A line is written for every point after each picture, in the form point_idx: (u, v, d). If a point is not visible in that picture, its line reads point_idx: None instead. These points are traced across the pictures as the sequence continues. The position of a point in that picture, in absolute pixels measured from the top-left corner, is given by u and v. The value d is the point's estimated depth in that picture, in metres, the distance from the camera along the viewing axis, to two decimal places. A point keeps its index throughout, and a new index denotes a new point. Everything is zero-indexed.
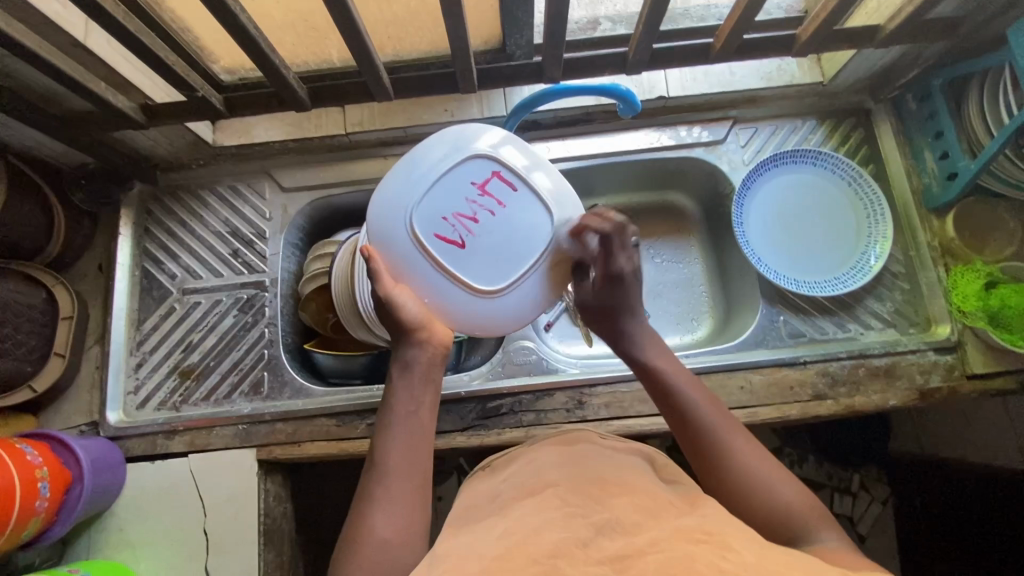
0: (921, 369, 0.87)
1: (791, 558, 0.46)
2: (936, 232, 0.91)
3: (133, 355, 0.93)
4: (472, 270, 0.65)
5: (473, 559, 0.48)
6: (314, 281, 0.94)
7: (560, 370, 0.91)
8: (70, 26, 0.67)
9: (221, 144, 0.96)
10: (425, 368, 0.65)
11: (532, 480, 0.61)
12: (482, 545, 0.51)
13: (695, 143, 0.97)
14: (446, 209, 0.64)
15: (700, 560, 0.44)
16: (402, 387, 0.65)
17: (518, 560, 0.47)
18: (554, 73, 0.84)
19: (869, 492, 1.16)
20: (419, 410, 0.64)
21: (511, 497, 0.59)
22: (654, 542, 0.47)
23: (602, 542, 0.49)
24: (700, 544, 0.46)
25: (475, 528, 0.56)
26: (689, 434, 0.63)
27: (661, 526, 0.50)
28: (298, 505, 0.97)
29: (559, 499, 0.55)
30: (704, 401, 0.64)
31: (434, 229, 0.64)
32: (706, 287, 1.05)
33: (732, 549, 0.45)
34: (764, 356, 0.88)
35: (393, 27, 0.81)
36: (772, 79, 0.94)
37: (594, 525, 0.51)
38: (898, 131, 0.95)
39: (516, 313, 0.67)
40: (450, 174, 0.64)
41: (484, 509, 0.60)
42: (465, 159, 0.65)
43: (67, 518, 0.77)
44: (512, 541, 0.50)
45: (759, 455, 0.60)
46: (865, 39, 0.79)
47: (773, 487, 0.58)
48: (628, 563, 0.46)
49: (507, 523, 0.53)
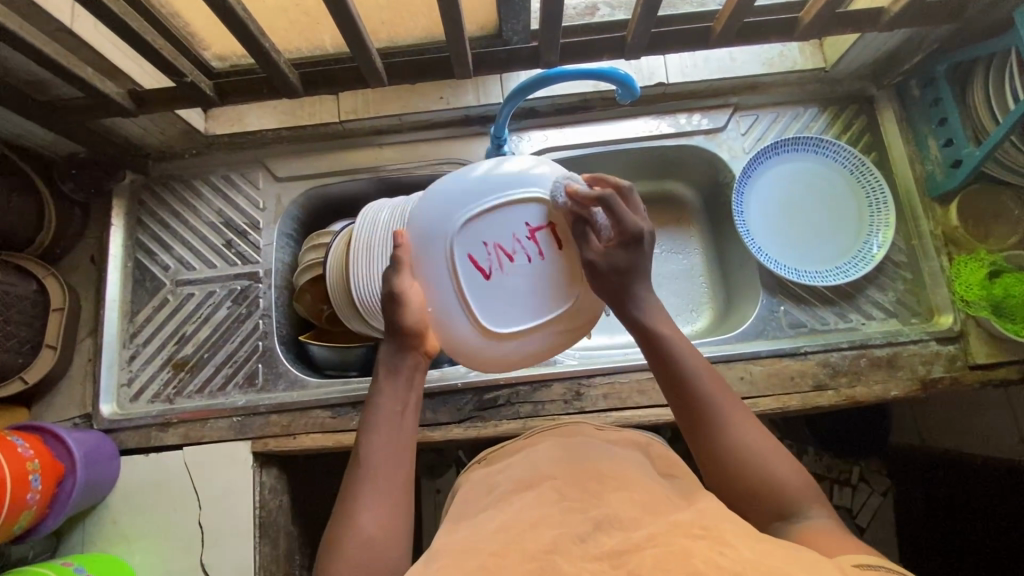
0: (922, 359, 0.85)
1: (789, 548, 0.44)
2: (940, 220, 0.89)
3: (126, 347, 0.92)
4: (488, 302, 0.64)
5: (467, 555, 0.47)
6: (311, 270, 0.93)
7: (558, 361, 0.90)
8: (54, 10, 0.65)
9: (214, 133, 0.94)
10: (409, 372, 0.65)
11: (529, 475, 0.60)
12: (478, 541, 0.50)
13: (695, 130, 0.95)
14: (490, 237, 0.63)
15: (696, 554, 0.42)
16: (387, 389, 0.64)
17: (512, 555, 0.46)
18: (551, 58, 0.82)
19: (869, 484, 1.17)
20: (404, 411, 0.63)
21: (507, 491, 0.58)
22: (649, 537, 0.46)
23: (599, 537, 0.47)
24: (697, 538, 0.44)
25: (470, 523, 0.55)
26: (685, 401, 0.60)
27: (657, 521, 0.48)
28: (295, 498, 0.97)
29: (557, 492, 0.54)
30: (704, 369, 0.61)
31: (469, 252, 0.63)
32: (706, 277, 1.04)
33: (728, 544, 0.43)
34: (764, 347, 0.87)
35: (386, 11, 0.79)
36: (773, 65, 0.93)
37: (592, 520, 0.49)
38: (902, 117, 0.93)
39: (506, 356, 0.67)
40: (512, 209, 0.63)
41: (483, 502, 0.59)
42: (524, 201, 0.64)
43: (60, 511, 0.76)
44: (508, 538, 0.49)
45: (755, 430, 0.58)
46: (870, 23, 0.78)
47: (766, 466, 0.56)
48: (625, 559, 0.43)
49: (500, 520, 0.53)
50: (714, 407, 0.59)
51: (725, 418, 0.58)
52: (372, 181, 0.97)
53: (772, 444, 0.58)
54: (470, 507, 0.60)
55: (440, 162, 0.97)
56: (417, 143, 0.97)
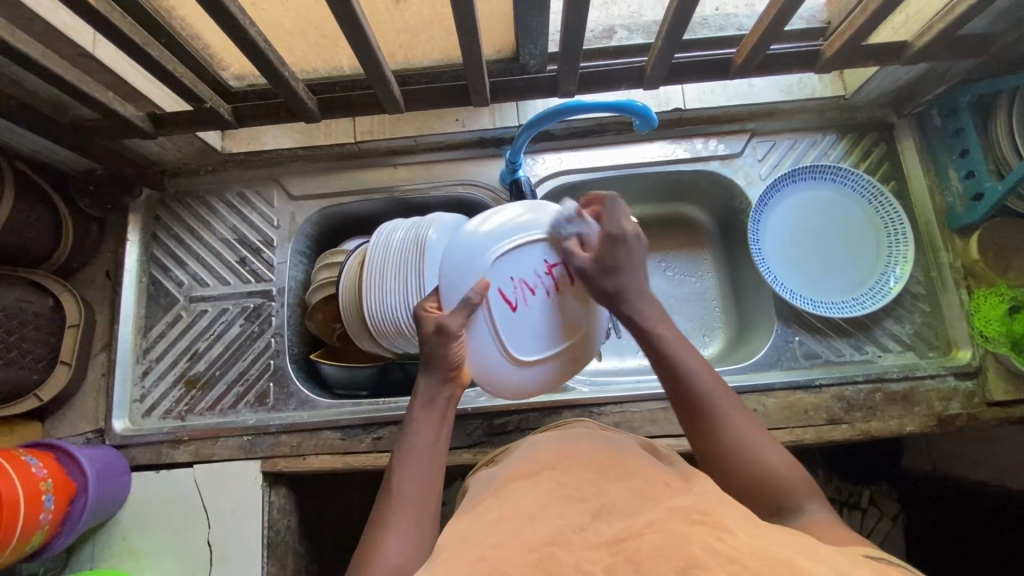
0: (939, 395, 0.84)
1: (785, 537, 0.44)
2: (959, 252, 0.88)
3: (140, 363, 0.93)
4: (514, 334, 0.67)
5: (472, 544, 0.47)
6: (323, 289, 0.93)
7: (571, 388, 0.89)
8: (79, 37, 0.66)
9: (230, 151, 0.95)
10: (446, 406, 0.68)
11: (526, 462, 0.61)
12: (481, 530, 0.49)
13: (711, 156, 0.95)
14: (516, 272, 0.66)
15: (695, 540, 0.42)
16: (424, 418, 0.67)
17: (512, 546, 0.45)
18: (569, 87, 0.82)
19: (880, 508, 1.13)
20: (437, 441, 0.66)
21: (503, 478, 0.59)
22: (648, 523, 0.46)
23: (598, 526, 0.48)
24: (695, 523, 0.44)
25: (473, 510, 0.55)
26: (687, 398, 0.62)
27: (656, 509, 0.49)
28: (303, 517, 0.96)
29: (555, 481, 0.55)
30: (703, 370, 0.63)
31: (500, 285, 0.66)
32: (718, 303, 1.03)
33: (727, 529, 0.43)
34: (777, 378, 0.86)
35: (404, 34, 0.79)
36: (792, 92, 0.92)
37: (591, 509, 0.50)
38: (921, 147, 0.92)
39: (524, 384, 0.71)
40: (530, 245, 0.67)
41: (481, 493, 0.60)
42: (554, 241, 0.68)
43: (72, 529, 0.77)
44: (506, 529, 0.48)
45: (745, 425, 0.60)
46: (892, 55, 0.77)
47: (761, 455, 0.58)
48: (623, 545, 0.44)
49: (504, 507, 0.52)
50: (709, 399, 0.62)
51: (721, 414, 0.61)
52: (386, 200, 0.97)
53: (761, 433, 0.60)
54: (475, 501, 0.59)
55: (454, 183, 0.96)
56: (432, 163, 0.97)
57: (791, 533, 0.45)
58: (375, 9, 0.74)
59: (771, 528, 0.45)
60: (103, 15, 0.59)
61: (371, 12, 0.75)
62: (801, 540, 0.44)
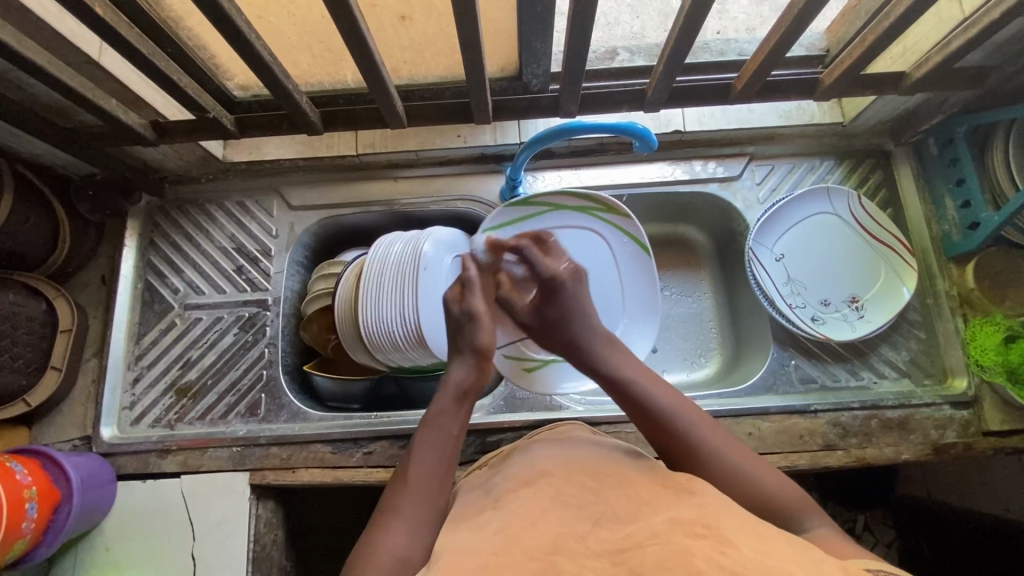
0: (935, 424, 0.84)
1: (785, 550, 0.45)
2: (956, 280, 0.89)
3: (131, 370, 0.92)
4: None
5: (470, 553, 0.47)
6: (320, 300, 0.92)
7: (562, 408, 0.89)
8: (85, 44, 0.67)
9: (232, 160, 0.96)
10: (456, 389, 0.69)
11: (525, 469, 0.60)
12: (477, 540, 0.49)
13: (710, 178, 0.95)
14: (806, 258, 0.93)
15: (697, 553, 0.43)
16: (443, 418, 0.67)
17: (512, 553, 0.45)
18: (571, 107, 0.82)
19: (875, 534, 1.09)
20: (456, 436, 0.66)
21: (503, 490, 0.57)
22: (652, 534, 0.46)
23: (598, 533, 0.49)
24: (699, 536, 0.45)
25: (470, 521, 0.54)
26: (660, 427, 0.64)
27: (654, 517, 0.49)
28: (289, 531, 0.94)
29: (554, 489, 0.54)
30: (674, 401, 0.65)
31: (794, 272, 0.92)
32: (716, 323, 1.03)
33: (730, 544, 0.44)
34: (775, 403, 0.86)
35: (410, 51, 0.80)
36: (792, 117, 0.93)
37: (589, 518, 0.50)
38: (919, 175, 0.93)
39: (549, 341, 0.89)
40: (864, 247, 0.92)
41: (480, 503, 0.58)
42: (856, 215, 0.92)
43: (54, 539, 0.75)
44: (507, 537, 0.48)
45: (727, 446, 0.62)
46: (889, 85, 0.78)
47: (753, 476, 0.60)
48: (625, 556, 0.45)
49: (501, 517, 0.51)
50: (684, 423, 0.63)
51: (704, 441, 0.62)
52: (386, 213, 0.98)
53: (744, 452, 0.62)
54: (470, 510, 0.58)
55: (454, 198, 0.97)
56: (431, 177, 0.98)
57: (790, 548, 0.45)
58: (381, 26, 0.75)
59: (770, 541, 0.45)
60: (112, 27, 0.60)
61: (376, 27, 0.75)
62: (800, 551, 0.45)
